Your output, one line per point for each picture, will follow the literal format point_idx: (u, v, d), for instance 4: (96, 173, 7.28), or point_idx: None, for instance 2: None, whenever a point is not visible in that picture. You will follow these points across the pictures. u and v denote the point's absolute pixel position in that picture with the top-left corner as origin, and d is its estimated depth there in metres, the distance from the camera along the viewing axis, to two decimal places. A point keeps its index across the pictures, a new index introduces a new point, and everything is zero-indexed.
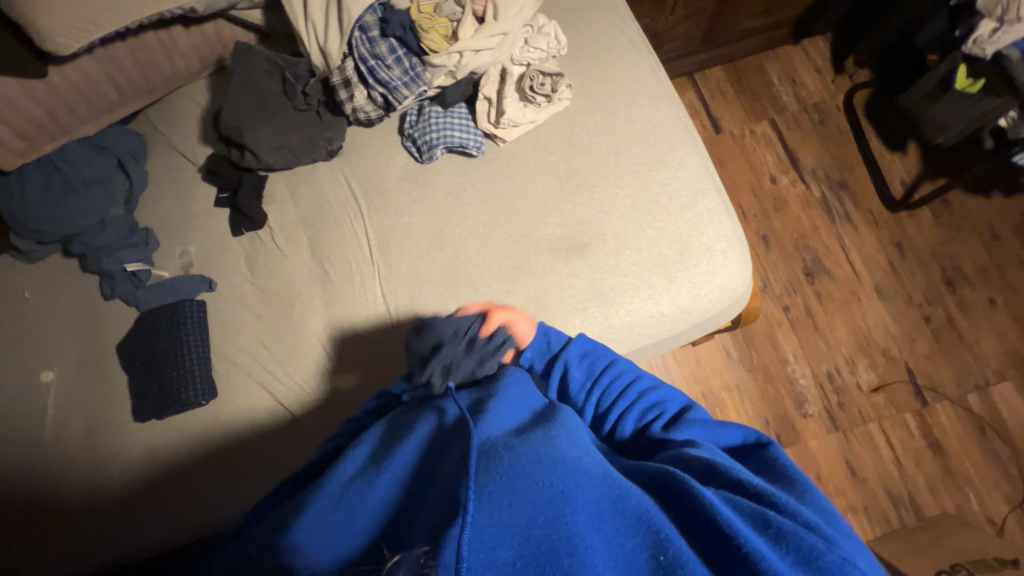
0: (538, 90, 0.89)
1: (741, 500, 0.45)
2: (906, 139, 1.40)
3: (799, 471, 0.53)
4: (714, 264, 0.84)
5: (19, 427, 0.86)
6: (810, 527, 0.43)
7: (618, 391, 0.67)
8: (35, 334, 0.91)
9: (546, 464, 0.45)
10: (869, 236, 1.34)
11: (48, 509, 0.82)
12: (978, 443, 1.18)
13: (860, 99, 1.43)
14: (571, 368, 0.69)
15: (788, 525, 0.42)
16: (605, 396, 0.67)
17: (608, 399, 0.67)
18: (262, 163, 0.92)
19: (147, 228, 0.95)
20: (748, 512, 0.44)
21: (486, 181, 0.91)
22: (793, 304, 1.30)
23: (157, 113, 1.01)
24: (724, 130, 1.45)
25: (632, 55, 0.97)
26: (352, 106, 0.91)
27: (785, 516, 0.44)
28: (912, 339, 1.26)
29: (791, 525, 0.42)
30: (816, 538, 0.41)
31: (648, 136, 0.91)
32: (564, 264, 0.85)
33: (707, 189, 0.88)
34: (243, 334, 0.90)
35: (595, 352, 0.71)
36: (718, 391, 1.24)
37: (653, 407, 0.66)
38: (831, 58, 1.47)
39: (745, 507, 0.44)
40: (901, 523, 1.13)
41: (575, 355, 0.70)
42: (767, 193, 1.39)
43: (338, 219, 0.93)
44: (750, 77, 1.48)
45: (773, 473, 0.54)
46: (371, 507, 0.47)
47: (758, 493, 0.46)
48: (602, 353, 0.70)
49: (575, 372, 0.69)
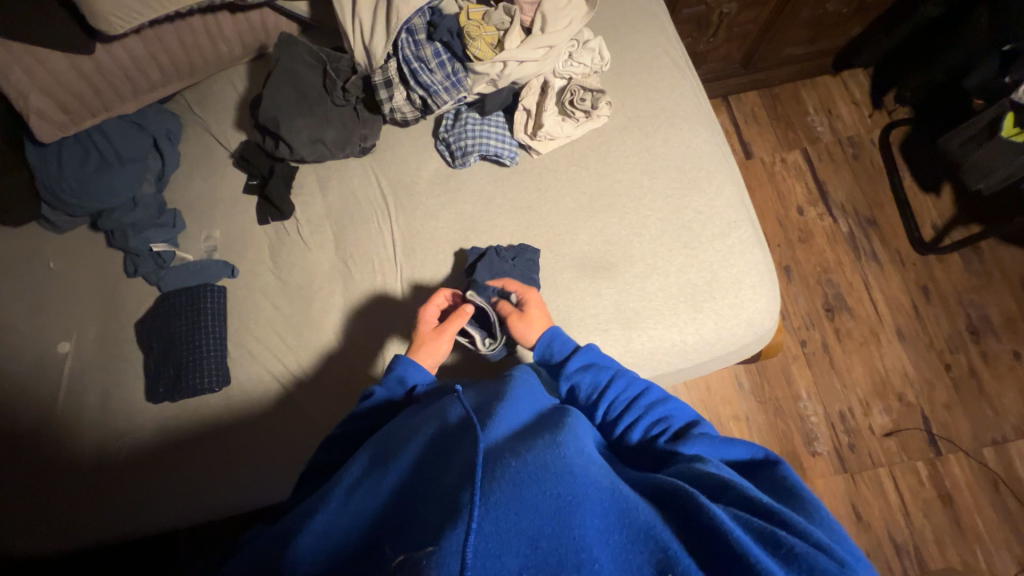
0: (578, 106, 0.89)
1: (751, 519, 0.42)
2: (942, 182, 1.37)
3: (809, 492, 0.49)
4: (742, 296, 0.83)
5: (30, 393, 0.86)
6: (824, 549, 0.40)
7: (624, 403, 0.64)
8: (56, 304, 0.92)
9: (554, 472, 0.42)
10: (895, 277, 1.32)
11: (53, 479, 0.82)
12: (991, 499, 1.16)
13: (897, 137, 1.41)
14: (577, 379, 0.67)
15: (800, 547, 0.39)
16: (610, 410, 0.64)
17: (614, 413, 0.64)
18: (295, 155, 0.92)
19: (175, 210, 0.95)
20: (761, 533, 0.41)
21: (517, 192, 0.91)
22: (811, 339, 1.28)
23: (196, 95, 1.02)
24: (754, 156, 1.43)
25: (675, 78, 0.96)
26: (391, 106, 0.91)
27: (798, 537, 0.41)
28: (931, 385, 1.24)
29: (804, 546, 0.39)
30: (831, 561, 0.39)
31: (684, 162, 0.90)
32: (588, 283, 0.84)
33: (741, 219, 0.87)
34: (261, 322, 0.90)
35: (600, 365, 0.68)
36: (727, 420, 1.22)
37: (659, 421, 0.62)
38: (870, 93, 1.45)
39: (754, 526, 0.42)
40: (904, 573, 1.10)
41: (579, 368, 0.67)
42: (794, 223, 1.37)
43: (364, 215, 0.93)
44: (786, 105, 1.46)
45: (788, 491, 0.50)
46: (372, 506, 0.45)
47: (767, 510, 0.43)
48: (607, 365, 0.67)
49: (582, 384, 0.66)
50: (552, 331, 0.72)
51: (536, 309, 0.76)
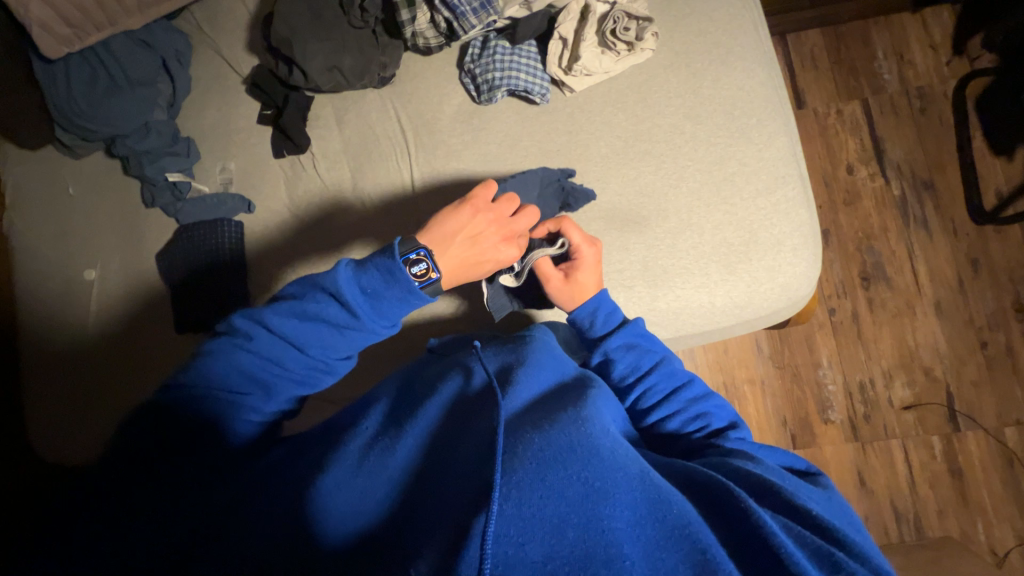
0: (620, 36, 0.80)
1: (804, 533, 0.40)
2: (1017, 142, 1.23)
3: (849, 509, 0.49)
4: (781, 260, 0.77)
5: (64, 317, 0.89)
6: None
7: (663, 392, 0.62)
8: (78, 231, 0.92)
9: (581, 455, 0.40)
10: (943, 248, 1.23)
11: (91, 393, 0.87)
12: (1004, 477, 1.14)
13: (973, 89, 1.25)
14: (615, 357, 0.64)
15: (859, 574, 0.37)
16: (645, 397, 0.62)
17: (650, 400, 0.62)
18: (310, 83, 0.86)
19: (189, 138, 0.92)
20: (810, 549, 0.39)
21: (545, 133, 0.84)
22: (840, 307, 1.23)
23: (205, 13, 0.95)
24: (807, 105, 1.29)
25: (733, 6, 0.84)
26: (413, 29, 0.84)
27: (852, 558, 0.39)
28: (961, 362, 1.19)
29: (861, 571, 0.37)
30: None
31: (734, 107, 0.81)
32: (617, 236, 0.80)
33: (790, 175, 0.79)
34: (278, 260, 0.88)
35: (643, 348, 0.64)
36: (741, 383, 1.21)
37: (698, 417, 0.59)
38: (953, 34, 1.27)
39: (806, 541, 0.39)
40: (899, 537, 1.12)
41: (619, 346, 0.64)
42: (841, 183, 1.26)
43: (382, 153, 0.88)
44: (851, 47, 1.29)
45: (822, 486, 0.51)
46: (394, 471, 0.45)
47: (815, 521, 0.41)
48: (651, 349, 0.64)
49: (620, 363, 0.64)
50: (599, 299, 0.68)
51: (593, 272, 0.70)
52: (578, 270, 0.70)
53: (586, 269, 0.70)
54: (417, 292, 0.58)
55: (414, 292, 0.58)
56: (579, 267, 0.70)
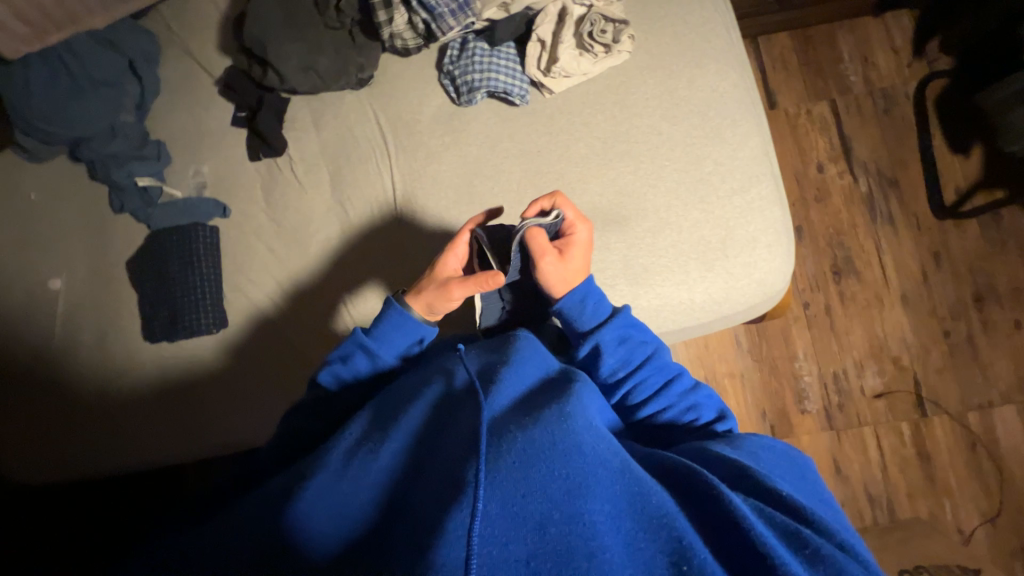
0: (597, 38, 0.81)
1: (774, 514, 0.41)
2: (973, 140, 1.29)
3: (819, 485, 0.51)
4: (756, 257, 0.80)
5: (27, 329, 0.85)
6: (845, 550, 0.40)
7: (655, 387, 0.63)
8: (41, 238, 0.88)
9: (563, 451, 0.41)
10: (908, 242, 1.28)
11: (61, 411, 0.83)
12: (967, 459, 1.20)
13: (933, 90, 1.31)
14: (606, 351, 0.64)
15: (826, 549, 0.39)
16: (637, 391, 0.63)
17: (642, 395, 0.63)
18: (286, 85, 0.84)
19: (159, 141, 0.89)
20: (781, 528, 0.41)
21: (526, 134, 0.85)
22: (814, 301, 1.27)
23: (173, 11, 0.92)
24: (778, 106, 1.33)
25: (706, 10, 0.86)
26: (390, 31, 0.84)
27: (820, 535, 0.41)
28: (927, 350, 1.25)
29: (829, 547, 0.39)
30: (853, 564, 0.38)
31: (709, 108, 0.83)
32: (598, 235, 0.81)
33: (763, 174, 0.82)
34: (256, 267, 0.86)
35: (634, 341, 0.64)
36: (722, 376, 1.24)
37: (689, 409, 0.62)
38: (912, 37, 1.32)
39: (776, 521, 0.41)
40: (874, 521, 1.17)
41: (611, 340, 0.64)
42: (812, 181, 1.31)
43: (362, 155, 0.87)
44: (819, 50, 1.34)
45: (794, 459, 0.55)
46: (378, 474, 0.44)
47: (785, 502, 0.43)
48: (641, 342, 0.65)
49: (611, 358, 0.64)
50: (586, 286, 0.66)
51: (584, 253, 0.68)
52: (571, 247, 0.68)
53: (580, 244, 0.68)
54: (409, 318, 0.65)
55: (410, 321, 0.65)
56: (572, 243, 0.68)
